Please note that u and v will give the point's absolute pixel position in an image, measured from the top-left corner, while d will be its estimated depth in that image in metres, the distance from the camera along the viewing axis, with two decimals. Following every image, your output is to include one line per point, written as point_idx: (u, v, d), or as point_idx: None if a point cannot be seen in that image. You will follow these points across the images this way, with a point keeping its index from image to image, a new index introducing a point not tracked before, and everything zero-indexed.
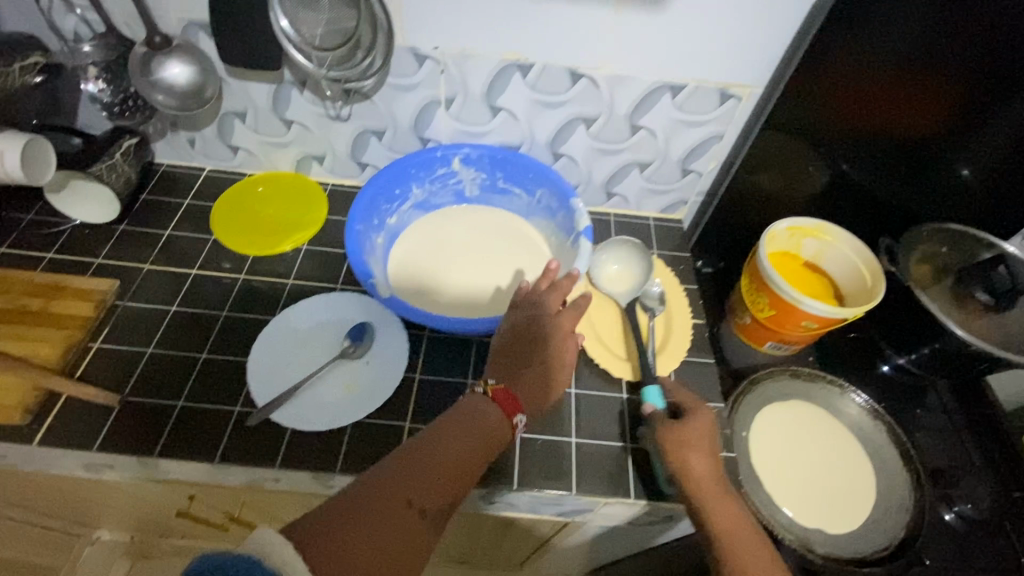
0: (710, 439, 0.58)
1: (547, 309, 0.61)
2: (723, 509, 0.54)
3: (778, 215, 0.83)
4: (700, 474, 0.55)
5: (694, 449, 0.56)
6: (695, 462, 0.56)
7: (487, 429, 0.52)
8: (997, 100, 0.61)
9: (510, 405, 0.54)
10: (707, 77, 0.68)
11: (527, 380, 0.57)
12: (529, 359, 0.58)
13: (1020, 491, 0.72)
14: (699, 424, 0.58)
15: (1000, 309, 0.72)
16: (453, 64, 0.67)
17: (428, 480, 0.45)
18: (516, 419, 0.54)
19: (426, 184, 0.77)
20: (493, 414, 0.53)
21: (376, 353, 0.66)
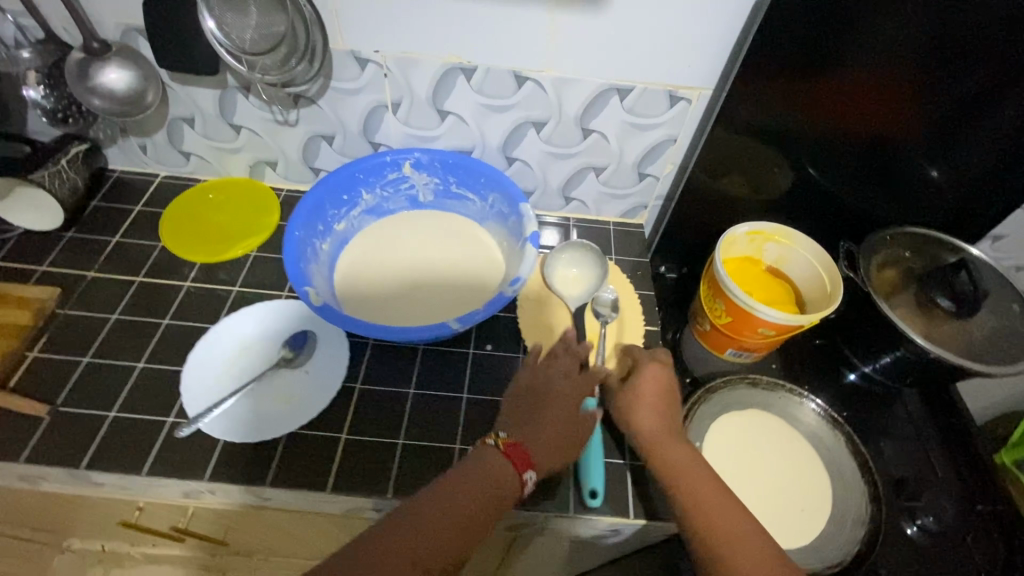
0: (661, 388, 0.61)
1: (563, 373, 0.60)
2: (674, 450, 0.56)
3: (740, 220, 0.81)
4: (648, 420, 0.58)
5: (643, 400, 0.60)
6: (642, 413, 0.59)
7: (498, 482, 0.49)
8: (975, 102, 0.62)
9: (521, 459, 0.51)
10: (655, 78, 0.66)
11: (542, 437, 0.54)
12: (542, 416, 0.55)
13: (983, 504, 0.70)
14: (646, 377, 0.61)
15: (963, 315, 0.70)
16: (396, 68, 0.66)
17: (433, 537, 0.44)
18: (527, 476, 0.50)
19: (376, 190, 0.76)
20: (505, 469, 0.50)
21: (316, 362, 0.65)
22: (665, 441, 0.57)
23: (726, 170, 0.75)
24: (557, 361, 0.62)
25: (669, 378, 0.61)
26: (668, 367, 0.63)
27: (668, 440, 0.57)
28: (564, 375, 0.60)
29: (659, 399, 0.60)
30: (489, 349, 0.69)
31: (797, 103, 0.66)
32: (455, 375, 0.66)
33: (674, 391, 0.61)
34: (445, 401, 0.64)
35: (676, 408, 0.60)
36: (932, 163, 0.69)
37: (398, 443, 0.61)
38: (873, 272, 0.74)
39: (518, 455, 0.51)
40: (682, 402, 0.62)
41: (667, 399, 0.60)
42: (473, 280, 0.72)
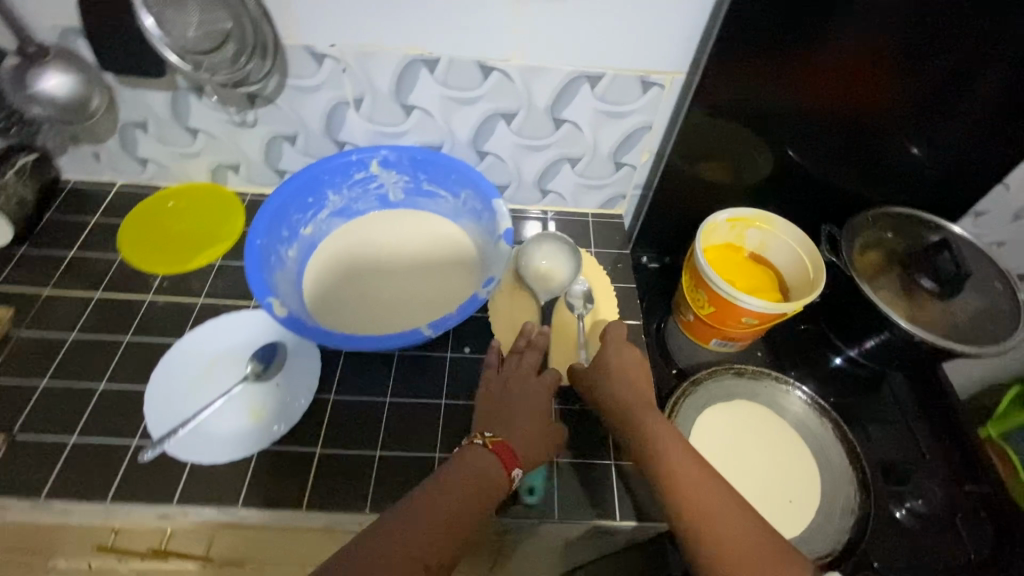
0: (624, 359, 0.61)
1: (530, 370, 0.60)
2: (645, 416, 0.56)
3: (721, 206, 0.79)
4: (619, 390, 0.58)
5: (609, 375, 0.60)
6: (611, 387, 0.59)
7: (487, 480, 0.50)
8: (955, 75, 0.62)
9: (508, 456, 0.52)
10: (626, 64, 0.63)
11: (524, 434, 0.54)
12: (518, 414, 0.56)
13: (972, 484, 0.70)
14: (609, 350, 0.61)
15: (945, 297, 0.69)
16: (355, 63, 0.63)
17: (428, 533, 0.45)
18: (515, 472, 0.51)
19: (343, 191, 0.73)
20: (494, 469, 0.50)
21: (287, 375, 0.62)
22: (634, 410, 0.56)
23: (706, 156, 0.72)
24: (520, 359, 0.61)
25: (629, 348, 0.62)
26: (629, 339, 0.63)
27: (636, 408, 0.56)
28: (530, 375, 0.59)
29: (624, 369, 0.60)
30: (468, 351, 0.67)
31: (776, 85, 0.64)
32: (432, 381, 0.64)
33: (639, 360, 0.61)
34: (423, 408, 0.62)
35: (644, 377, 0.60)
36: (916, 138, 0.70)
37: (376, 455, 0.59)
38: (857, 255, 0.73)
39: (506, 453, 0.52)
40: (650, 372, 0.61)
41: (633, 370, 0.60)
42: (447, 279, 0.70)
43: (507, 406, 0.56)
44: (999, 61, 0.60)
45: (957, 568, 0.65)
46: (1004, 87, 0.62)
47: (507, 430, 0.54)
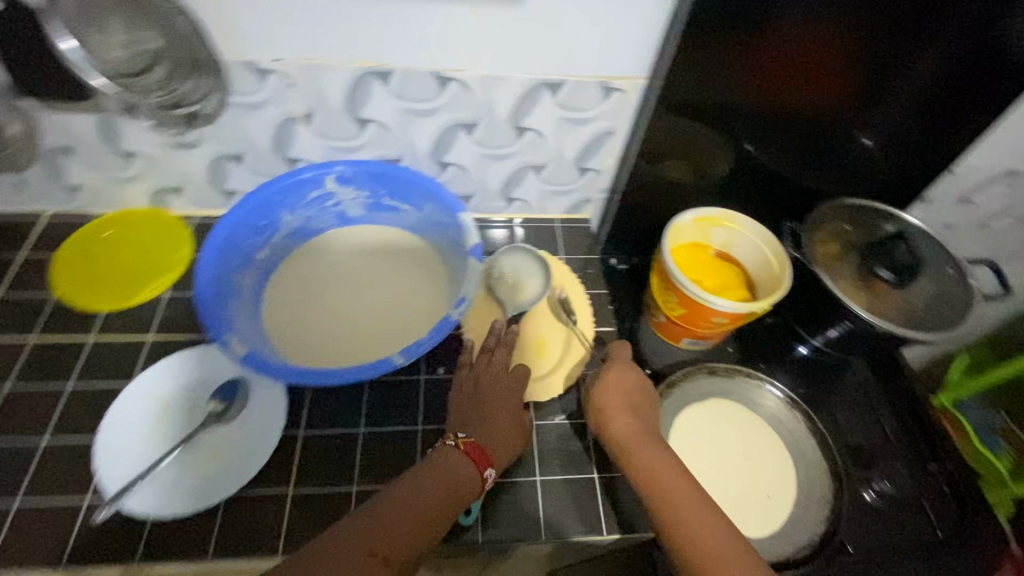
0: (628, 383, 0.59)
1: (502, 368, 0.59)
2: (646, 448, 0.54)
3: (686, 205, 0.79)
4: (618, 423, 0.56)
5: (609, 399, 0.58)
6: (611, 411, 0.57)
7: (459, 481, 0.50)
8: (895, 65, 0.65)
9: (481, 459, 0.52)
10: (587, 70, 0.62)
11: (495, 434, 0.55)
12: (490, 414, 0.56)
13: (934, 462, 0.74)
14: (614, 372, 0.60)
15: (901, 286, 0.71)
16: (302, 77, 0.59)
17: (394, 530, 0.44)
18: (487, 473, 0.52)
19: (299, 210, 0.69)
20: (466, 470, 0.50)
21: (251, 413, 0.59)
22: (634, 440, 0.55)
23: (672, 158, 0.72)
24: (491, 358, 0.60)
25: (636, 372, 0.60)
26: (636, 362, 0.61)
27: (636, 439, 0.55)
28: (501, 373, 0.59)
29: (627, 395, 0.58)
30: (442, 372, 0.65)
31: (736, 88, 0.64)
32: (407, 406, 0.62)
33: (645, 386, 0.60)
34: (398, 436, 0.60)
35: (647, 403, 0.59)
36: (870, 131, 0.73)
37: (352, 490, 0.56)
38: (817, 248, 0.74)
39: (477, 453, 0.52)
40: (655, 397, 0.60)
41: (635, 396, 0.59)
42: (414, 298, 0.68)
43: (479, 405, 0.56)
44: (935, 52, 0.63)
45: (924, 546, 0.68)
46: (938, 71, 0.65)
47: (479, 428, 0.55)
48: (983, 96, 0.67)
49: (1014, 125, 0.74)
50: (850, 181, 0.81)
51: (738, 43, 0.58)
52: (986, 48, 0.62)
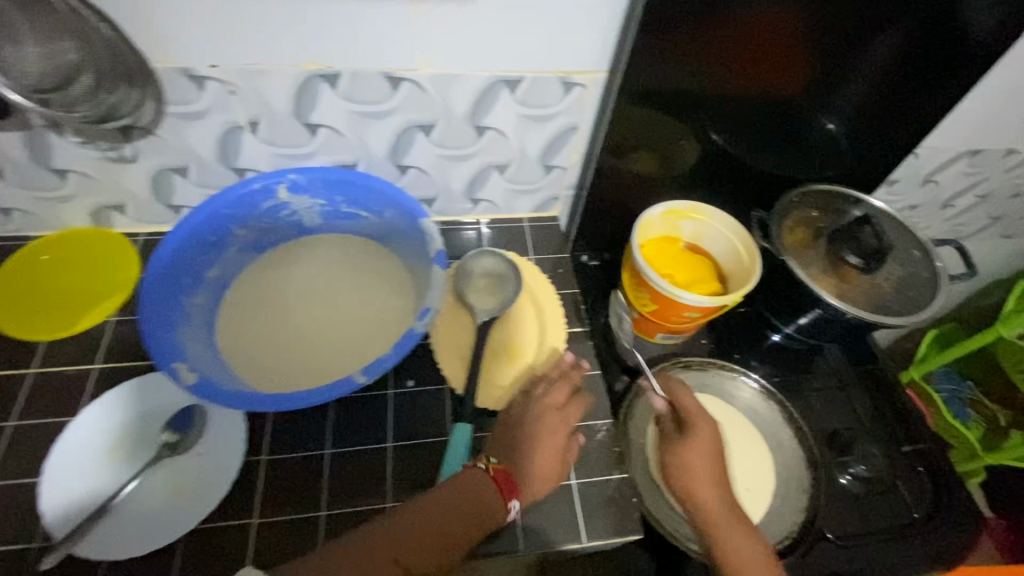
0: (715, 447, 0.58)
1: (554, 403, 0.59)
2: (730, 525, 0.55)
3: (655, 199, 0.78)
4: (705, 496, 0.56)
5: (697, 467, 0.57)
6: (698, 481, 0.57)
7: (482, 501, 0.51)
8: (852, 47, 0.64)
9: (508, 488, 0.52)
10: (544, 66, 0.59)
11: (528, 466, 0.55)
12: (531, 446, 0.56)
13: (908, 444, 0.75)
14: (701, 435, 0.59)
15: (870, 271, 0.72)
16: (243, 82, 0.55)
17: (417, 543, 0.47)
18: (510, 505, 0.52)
19: (251, 224, 0.66)
20: (492, 497, 0.51)
21: (209, 441, 0.56)
22: (717, 512, 0.56)
23: (639, 151, 0.70)
24: (548, 390, 0.61)
25: (721, 436, 0.59)
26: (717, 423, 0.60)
27: (721, 513, 0.56)
28: (555, 409, 0.59)
29: (714, 461, 0.58)
30: (411, 386, 0.62)
31: (698, 78, 0.62)
32: (375, 423, 0.60)
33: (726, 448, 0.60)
34: (367, 455, 0.58)
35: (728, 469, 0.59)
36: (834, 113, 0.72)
37: (320, 515, 0.54)
38: (785, 236, 0.74)
39: (506, 482, 0.53)
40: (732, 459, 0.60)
41: (720, 463, 0.58)
42: (378, 309, 0.66)
43: (521, 438, 0.56)
44: (894, 32, 0.63)
45: (902, 528, 0.68)
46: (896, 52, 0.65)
47: (518, 458, 0.55)
48: (942, 76, 0.67)
49: (973, 104, 0.75)
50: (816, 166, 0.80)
51: (696, 33, 0.57)
52: (942, 25, 0.62)
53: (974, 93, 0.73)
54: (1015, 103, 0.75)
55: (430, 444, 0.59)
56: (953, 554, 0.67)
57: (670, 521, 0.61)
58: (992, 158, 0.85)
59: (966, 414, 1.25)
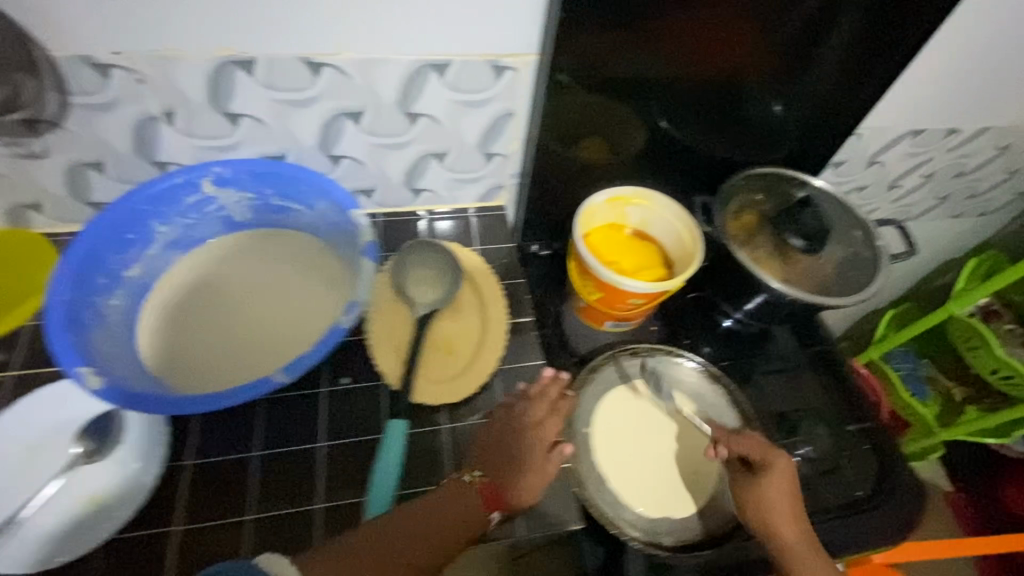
0: (794, 485, 0.60)
1: (535, 421, 0.58)
2: (812, 562, 0.57)
3: (601, 185, 0.77)
4: (789, 533, 0.57)
5: (780, 507, 0.58)
6: (783, 521, 0.57)
7: (467, 511, 0.53)
8: (785, 24, 0.63)
9: (491, 498, 0.54)
10: (473, 48, 0.57)
11: (509, 478, 0.55)
12: (512, 459, 0.56)
13: (853, 424, 0.76)
14: (780, 474, 0.60)
15: (813, 253, 0.72)
16: (152, 70, 0.53)
17: (414, 538, 0.49)
18: (493, 514, 0.54)
19: (174, 220, 0.63)
20: (476, 506, 0.53)
21: (128, 450, 0.52)
22: (802, 552, 0.57)
23: (582, 136, 0.69)
24: (529, 407, 0.60)
25: (797, 474, 0.60)
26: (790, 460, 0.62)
27: (805, 552, 0.57)
28: (530, 429, 0.58)
29: (793, 499, 0.59)
30: (346, 383, 0.61)
31: (632, 60, 0.61)
32: (306, 423, 0.58)
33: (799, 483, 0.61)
34: (298, 456, 0.56)
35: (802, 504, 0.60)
36: (778, 95, 0.72)
37: (246, 518, 0.52)
38: (728, 220, 0.74)
39: (490, 495, 0.54)
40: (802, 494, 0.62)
41: (797, 501, 0.59)
42: (310, 305, 0.64)
43: (503, 453, 0.57)
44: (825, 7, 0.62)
45: (846, 506, 0.69)
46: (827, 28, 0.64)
47: (496, 471, 0.56)
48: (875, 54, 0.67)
49: (912, 83, 0.75)
50: (760, 149, 0.80)
51: (626, 11, 0.55)
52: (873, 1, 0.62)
53: (911, 71, 0.73)
54: (952, 81, 0.75)
55: (365, 441, 0.57)
56: (893, 530, 0.68)
57: (614, 509, 0.61)
58: (934, 137, 0.86)
59: (923, 390, 1.29)
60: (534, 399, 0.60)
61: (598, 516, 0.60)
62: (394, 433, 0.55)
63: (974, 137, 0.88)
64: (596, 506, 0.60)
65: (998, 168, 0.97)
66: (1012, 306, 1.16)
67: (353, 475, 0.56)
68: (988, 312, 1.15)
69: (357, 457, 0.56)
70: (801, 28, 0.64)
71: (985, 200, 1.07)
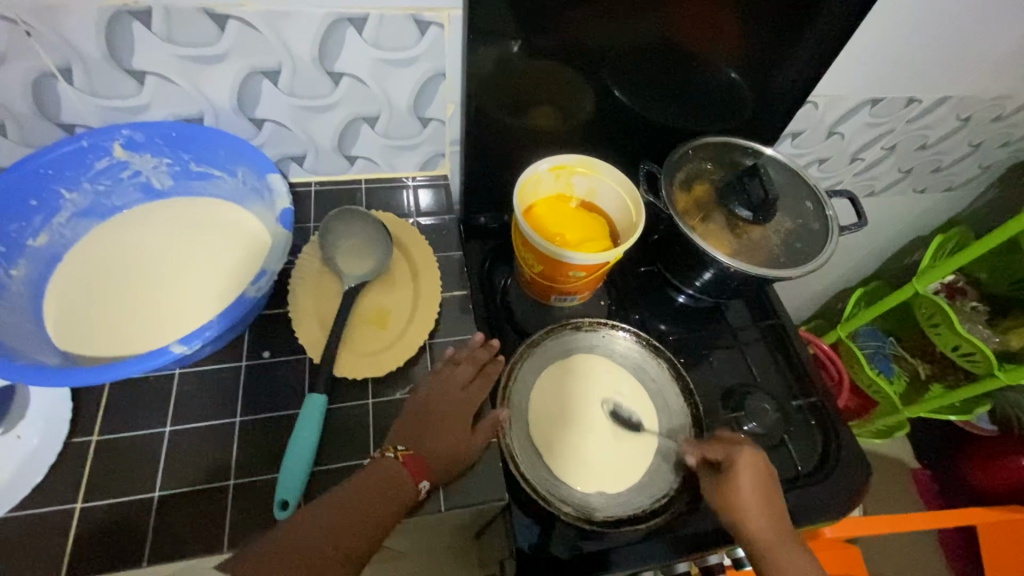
0: (761, 477, 0.58)
1: (460, 383, 0.59)
2: (790, 554, 0.54)
3: (546, 154, 0.74)
4: (758, 525, 0.55)
5: (749, 502, 0.56)
6: (751, 515, 0.56)
7: (393, 489, 0.50)
8: None
9: (417, 468, 0.52)
10: (390, 2, 0.53)
11: (437, 447, 0.54)
12: (438, 428, 0.55)
13: (800, 399, 0.75)
14: (744, 469, 0.58)
15: (760, 222, 0.69)
16: (38, 22, 0.49)
17: (345, 527, 0.47)
18: (422, 484, 0.52)
19: (85, 185, 0.60)
20: (401, 480, 0.51)
21: (31, 423, 0.52)
22: (775, 543, 0.55)
23: (521, 103, 0.66)
24: (456, 369, 0.60)
25: (763, 464, 0.59)
26: (757, 453, 0.60)
27: (778, 543, 0.55)
28: (456, 389, 0.59)
29: (763, 492, 0.57)
30: (267, 356, 0.59)
31: (569, 22, 0.57)
32: (224, 397, 0.56)
33: (770, 474, 0.59)
34: (211, 432, 0.54)
35: (777, 497, 0.58)
36: (731, 60, 0.68)
37: (154, 495, 0.50)
38: (676, 192, 0.72)
39: (415, 466, 0.52)
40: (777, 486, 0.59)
41: (768, 493, 0.57)
42: (228, 275, 0.61)
43: (428, 421, 0.56)
44: None
45: (788, 483, 0.68)
46: None
47: (423, 442, 0.54)
48: (827, 14, 0.64)
49: (867, 47, 0.72)
50: (712, 117, 0.77)
51: None
52: None
53: (866, 34, 0.70)
54: (910, 46, 0.73)
55: (282, 416, 0.55)
56: (838, 504, 0.66)
57: (545, 484, 0.59)
58: (893, 106, 0.84)
59: (890, 369, 1.28)
60: (458, 363, 0.61)
61: (531, 490, 0.58)
62: (310, 409, 0.53)
63: (933, 107, 0.85)
64: (525, 480, 0.59)
65: (961, 140, 0.95)
66: (976, 282, 1.15)
67: (268, 451, 0.53)
68: (952, 289, 1.14)
69: (274, 432, 0.54)
70: None
71: (949, 174, 1.05)
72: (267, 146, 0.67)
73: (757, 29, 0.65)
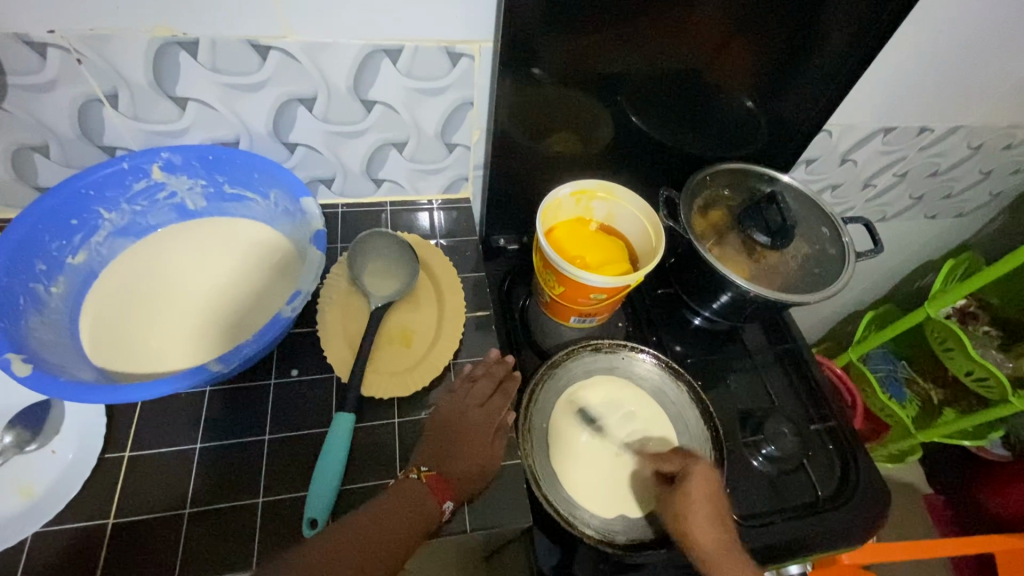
0: (713, 491, 0.58)
1: (477, 399, 0.60)
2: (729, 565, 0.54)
3: (567, 178, 0.76)
4: (703, 533, 0.56)
5: (697, 509, 0.57)
6: (700, 521, 0.56)
7: (421, 508, 0.50)
8: (752, 20, 0.61)
9: (442, 489, 0.52)
10: (423, 35, 0.55)
11: (461, 466, 0.55)
12: (460, 447, 0.56)
13: (817, 423, 0.75)
14: (698, 479, 0.58)
15: (778, 248, 0.70)
16: (90, 51, 0.51)
17: (372, 546, 0.47)
18: (445, 505, 0.52)
19: (122, 206, 0.62)
20: (425, 500, 0.51)
21: (65, 440, 0.53)
22: (718, 555, 0.55)
23: (545, 128, 0.68)
24: (473, 387, 0.61)
25: (717, 478, 0.59)
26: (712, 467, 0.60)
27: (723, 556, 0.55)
28: (473, 406, 0.59)
29: (712, 504, 0.58)
30: (295, 375, 0.60)
31: (594, 54, 0.60)
32: (253, 415, 0.57)
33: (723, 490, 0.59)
34: (242, 449, 0.55)
35: (726, 512, 0.58)
36: (749, 91, 0.70)
37: (184, 509, 0.51)
38: (694, 216, 0.73)
39: (439, 486, 0.52)
40: (727, 502, 0.60)
41: (718, 505, 0.58)
42: (259, 295, 0.62)
43: (449, 440, 0.56)
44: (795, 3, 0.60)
45: (807, 508, 0.68)
46: (797, 23, 0.62)
47: (445, 461, 0.54)
48: (841, 49, 0.66)
49: (881, 77, 0.74)
50: (728, 144, 0.79)
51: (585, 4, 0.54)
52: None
53: (882, 64, 0.72)
54: (922, 77, 0.75)
55: (310, 434, 0.56)
56: (858, 532, 0.66)
57: (568, 506, 0.60)
58: (906, 134, 0.85)
59: (902, 393, 1.28)
60: (476, 380, 0.62)
61: (554, 509, 0.59)
62: (338, 428, 0.54)
63: (945, 136, 0.87)
64: (548, 502, 0.59)
65: (972, 167, 0.97)
66: (988, 307, 1.15)
67: (295, 470, 0.54)
68: (964, 314, 1.15)
69: (302, 450, 0.55)
70: (772, 22, 0.62)
71: (961, 200, 1.07)
72: (298, 168, 0.69)
73: (774, 62, 0.67)
